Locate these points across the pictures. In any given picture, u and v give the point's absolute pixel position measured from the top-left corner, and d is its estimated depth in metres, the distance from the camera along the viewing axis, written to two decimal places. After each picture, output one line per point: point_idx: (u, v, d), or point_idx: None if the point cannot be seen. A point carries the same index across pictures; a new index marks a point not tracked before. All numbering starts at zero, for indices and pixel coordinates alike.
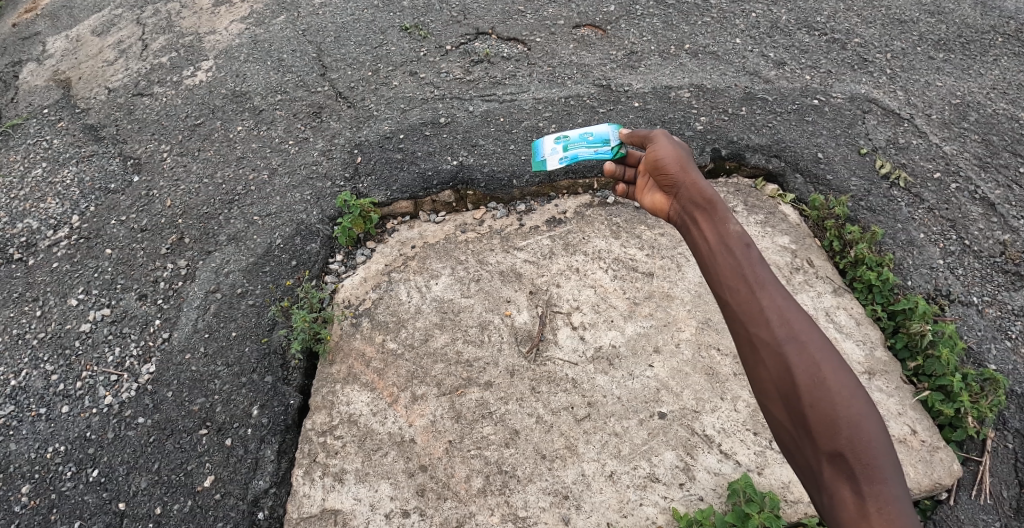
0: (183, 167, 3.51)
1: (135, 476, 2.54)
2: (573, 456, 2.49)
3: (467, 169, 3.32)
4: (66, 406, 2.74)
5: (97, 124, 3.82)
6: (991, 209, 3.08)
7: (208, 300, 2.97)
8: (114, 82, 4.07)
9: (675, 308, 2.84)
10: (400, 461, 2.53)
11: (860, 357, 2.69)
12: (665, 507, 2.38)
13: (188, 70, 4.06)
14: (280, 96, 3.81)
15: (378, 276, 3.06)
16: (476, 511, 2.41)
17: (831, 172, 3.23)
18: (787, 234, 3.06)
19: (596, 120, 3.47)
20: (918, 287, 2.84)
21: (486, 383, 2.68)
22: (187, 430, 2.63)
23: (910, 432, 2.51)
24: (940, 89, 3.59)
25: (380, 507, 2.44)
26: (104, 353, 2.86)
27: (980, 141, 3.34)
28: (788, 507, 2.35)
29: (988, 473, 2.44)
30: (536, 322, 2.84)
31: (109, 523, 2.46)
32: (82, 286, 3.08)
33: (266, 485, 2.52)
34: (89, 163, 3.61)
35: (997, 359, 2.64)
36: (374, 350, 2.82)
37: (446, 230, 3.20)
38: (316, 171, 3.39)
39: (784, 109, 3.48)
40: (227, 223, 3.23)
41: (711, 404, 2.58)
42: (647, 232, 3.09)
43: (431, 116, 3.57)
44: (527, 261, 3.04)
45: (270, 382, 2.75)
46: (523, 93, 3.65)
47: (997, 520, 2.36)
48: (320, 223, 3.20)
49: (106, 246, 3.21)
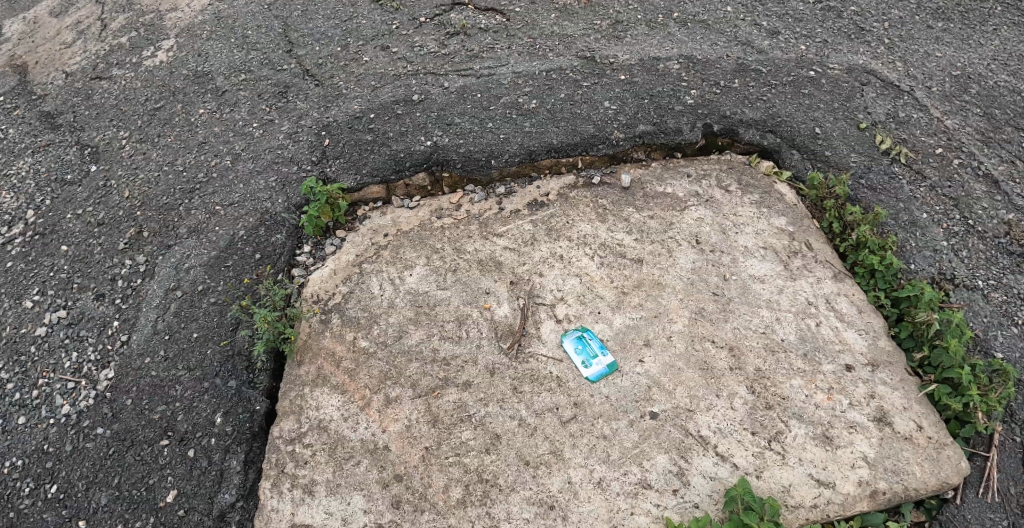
0: (143, 154, 3.27)
1: (94, 492, 2.36)
2: (559, 461, 2.33)
3: (442, 150, 3.10)
4: (23, 417, 2.54)
5: (54, 111, 3.56)
6: (995, 187, 2.90)
7: (168, 299, 2.76)
8: (71, 66, 3.79)
9: (667, 297, 2.67)
10: (373, 470, 2.36)
11: (863, 347, 2.53)
12: (658, 516, 2.23)
13: (148, 50, 3.78)
14: (244, 75, 3.55)
15: (348, 268, 2.86)
16: (456, 524, 2.25)
17: (829, 147, 3.05)
18: (784, 215, 2.90)
19: (580, 94, 3.25)
20: (921, 271, 2.68)
21: (464, 383, 2.51)
22: (148, 441, 2.45)
23: (915, 429, 2.36)
24: (940, 60, 3.38)
25: (352, 521, 2.28)
26: (60, 358, 2.66)
27: (982, 115, 3.14)
28: (788, 514, 2.22)
29: (995, 469, 2.29)
30: (517, 315, 2.66)
31: None
32: (37, 286, 2.85)
33: (232, 499, 2.35)
34: (46, 153, 3.36)
35: (1004, 348, 2.49)
36: (345, 349, 2.63)
37: (421, 216, 3.01)
38: (282, 155, 3.16)
39: (779, 80, 3.28)
40: (189, 214, 3.01)
41: (706, 402, 2.42)
42: (636, 215, 2.92)
43: (403, 93, 3.33)
44: (508, 249, 2.85)
45: (234, 386, 2.56)
46: (501, 66, 3.42)
47: (1005, 520, 2.22)
48: (285, 213, 2.98)
49: (61, 242, 2.98)
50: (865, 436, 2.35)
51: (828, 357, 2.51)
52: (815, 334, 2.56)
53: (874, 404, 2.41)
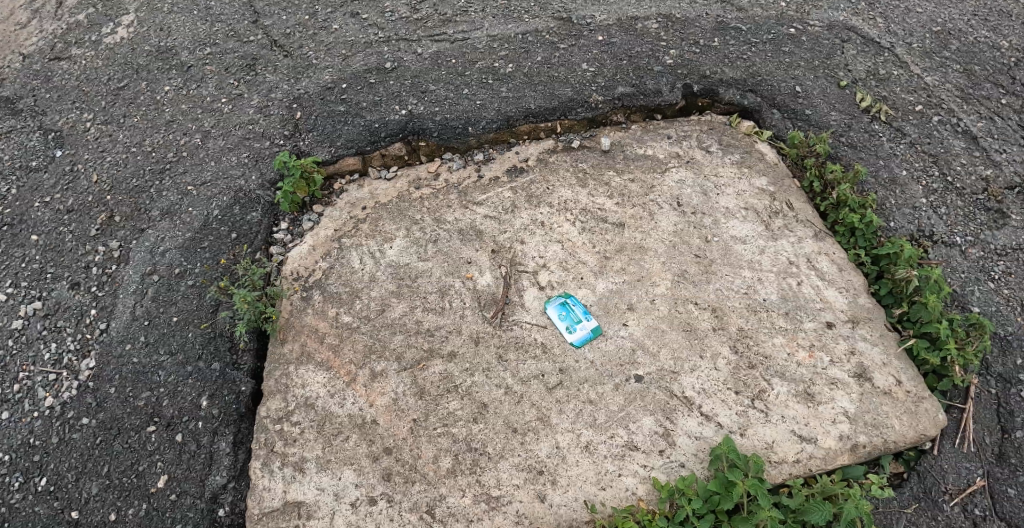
0: (109, 136, 3.17)
1: (85, 482, 2.35)
2: (546, 428, 2.36)
3: (418, 119, 3.05)
4: (5, 412, 2.49)
5: (12, 95, 3.39)
6: (973, 143, 2.91)
7: (145, 284, 2.71)
8: (27, 47, 3.60)
9: (649, 261, 2.67)
10: (362, 444, 2.37)
11: (843, 305, 2.56)
12: (645, 476, 2.26)
13: (107, 26, 3.63)
14: (209, 49, 3.44)
15: (327, 244, 2.83)
16: (447, 493, 2.28)
17: (809, 106, 3.04)
18: (764, 175, 2.90)
19: (557, 57, 3.20)
20: (901, 228, 2.71)
21: (449, 354, 2.51)
22: (134, 428, 2.43)
23: (894, 383, 2.41)
24: (921, 16, 3.35)
25: (344, 495, 2.30)
26: (39, 351, 2.61)
27: (962, 71, 3.14)
28: (772, 470, 2.26)
29: (971, 420, 2.36)
30: (500, 284, 2.66)
31: None
32: (9, 279, 2.78)
33: (223, 480, 2.36)
34: (8, 140, 3.21)
35: (980, 302, 2.53)
36: (328, 326, 2.62)
37: (399, 187, 2.97)
38: (253, 130, 3.08)
39: (758, 39, 3.24)
40: (161, 195, 2.94)
41: (690, 364, 2.45)
42: (617, 178, 2.90)
43: (376, 62, 3.26)
44: (488, 217, 2.83)
45: (218, 368, 2.54)
46: (476, 30, 3.34)
47: (980, 468, 2.28)
48: (260, 190, 2.93)
49: (31, 232, 2.90)
50: (846, 392, 2.39)
51: (809, 315, 2.54)
52: (797, 293, 2.59)
53: (854, 360, 2.45)
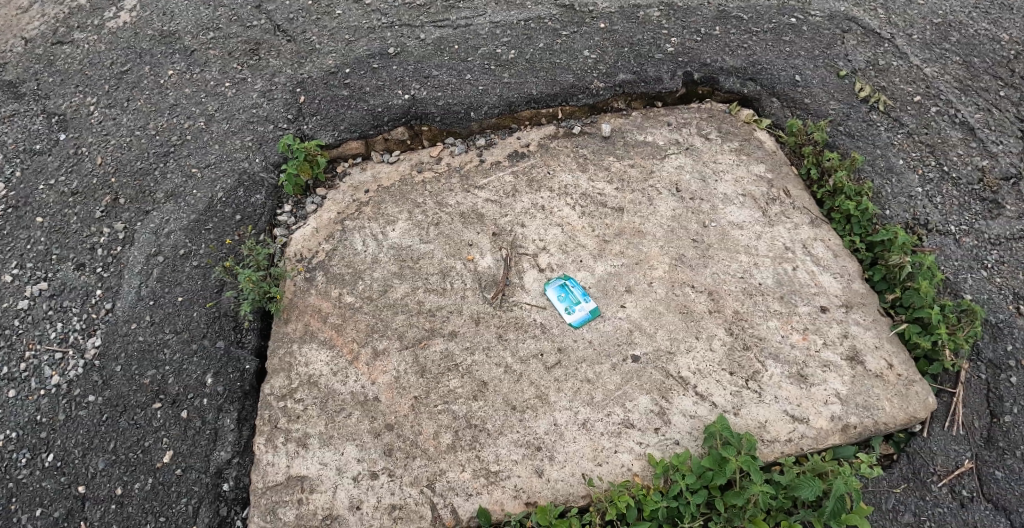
0: (112, 120, 3.20)
1: (91, 457, 2.40)
2: (544, 405, 2.41)
3: (421, 104, 3.08)
4: (12, 389, 2.54)
5: (15, 79, 3.42)
6: (971, 134, 2.95)
7: (150, 264, 2.76)
8: (29, 32, 3.62)
9: (648, 245, 2.71)
10: (365, 421, 2.43)
11: (838, 290, 2.61)
12: (641, 453, 2.32)
13: (109, 11, 3.65)
14: (212, 33, 3.47)
15: (331, 226, 2.88)
16: (447, 468, 2.33)
17: (808, 95, 3.07)
18: (762, 162, 2.94)
19: (559, 44, 3.23)
20: (897, 216, 2.75)
21: (450, 333, 2.56)
22: (140, 405, 2.48)
23: (886, 367, 2.46)
24: (922, 8, 3.38)
25: (347, 470, 2.35)
26: (45, 329, 2.65)
27: (961, 63, 3.17)
28: (765, 448, 2.32)
29: (961, 404, 2.41)
30: (500, 266, 2.70)
31: (71, 508, 2.34)
32: (15, 260, 2.82)
33: (228, 455, 2.41)
34: (11, 124, 3.24)
35: (972, 290, 2.58)
36: (331, 305, 2.67)
37: (401, 170, 3.01)
38: (257, 114, 3.12)
39: (759, 28, 3.27)
40: (164, 178, 2.98)
41: (686, 345, 2.49)
42: (617, 163, 2.94)
43: (379, 46, 3.29)
44: (489, 201, 2.87)
45: (222, 346, 2.59)
46: (479, 16, 3.37)
47: (968, 451, 2.34)
48: (264, 172, 2.97)
49: (36, 214, 2.93)
50: (839, 375, 2.44)
51: (804, 299, 2.59)
52: (792, 279, 2.63)
53: (847, 343, 2.50)
